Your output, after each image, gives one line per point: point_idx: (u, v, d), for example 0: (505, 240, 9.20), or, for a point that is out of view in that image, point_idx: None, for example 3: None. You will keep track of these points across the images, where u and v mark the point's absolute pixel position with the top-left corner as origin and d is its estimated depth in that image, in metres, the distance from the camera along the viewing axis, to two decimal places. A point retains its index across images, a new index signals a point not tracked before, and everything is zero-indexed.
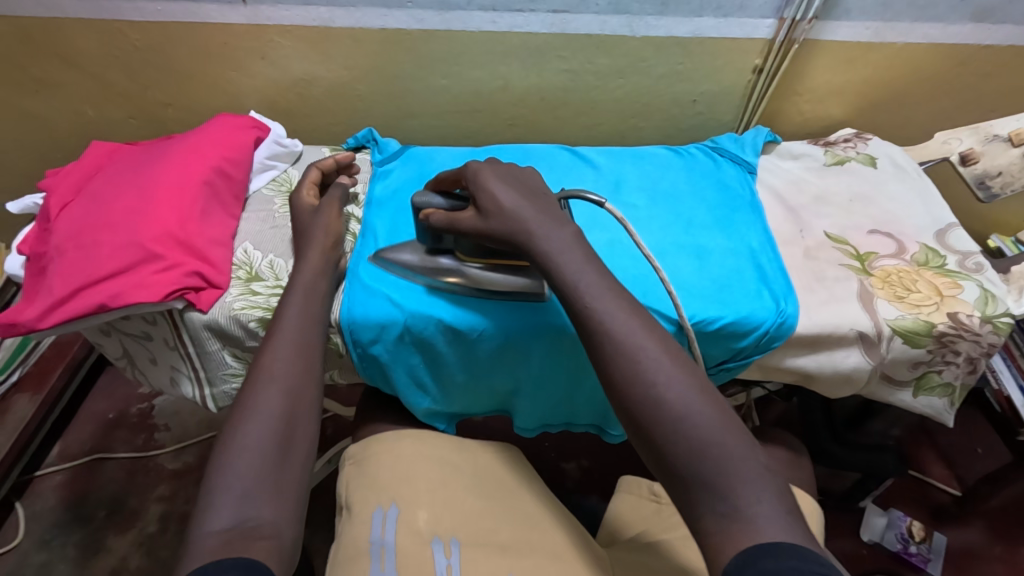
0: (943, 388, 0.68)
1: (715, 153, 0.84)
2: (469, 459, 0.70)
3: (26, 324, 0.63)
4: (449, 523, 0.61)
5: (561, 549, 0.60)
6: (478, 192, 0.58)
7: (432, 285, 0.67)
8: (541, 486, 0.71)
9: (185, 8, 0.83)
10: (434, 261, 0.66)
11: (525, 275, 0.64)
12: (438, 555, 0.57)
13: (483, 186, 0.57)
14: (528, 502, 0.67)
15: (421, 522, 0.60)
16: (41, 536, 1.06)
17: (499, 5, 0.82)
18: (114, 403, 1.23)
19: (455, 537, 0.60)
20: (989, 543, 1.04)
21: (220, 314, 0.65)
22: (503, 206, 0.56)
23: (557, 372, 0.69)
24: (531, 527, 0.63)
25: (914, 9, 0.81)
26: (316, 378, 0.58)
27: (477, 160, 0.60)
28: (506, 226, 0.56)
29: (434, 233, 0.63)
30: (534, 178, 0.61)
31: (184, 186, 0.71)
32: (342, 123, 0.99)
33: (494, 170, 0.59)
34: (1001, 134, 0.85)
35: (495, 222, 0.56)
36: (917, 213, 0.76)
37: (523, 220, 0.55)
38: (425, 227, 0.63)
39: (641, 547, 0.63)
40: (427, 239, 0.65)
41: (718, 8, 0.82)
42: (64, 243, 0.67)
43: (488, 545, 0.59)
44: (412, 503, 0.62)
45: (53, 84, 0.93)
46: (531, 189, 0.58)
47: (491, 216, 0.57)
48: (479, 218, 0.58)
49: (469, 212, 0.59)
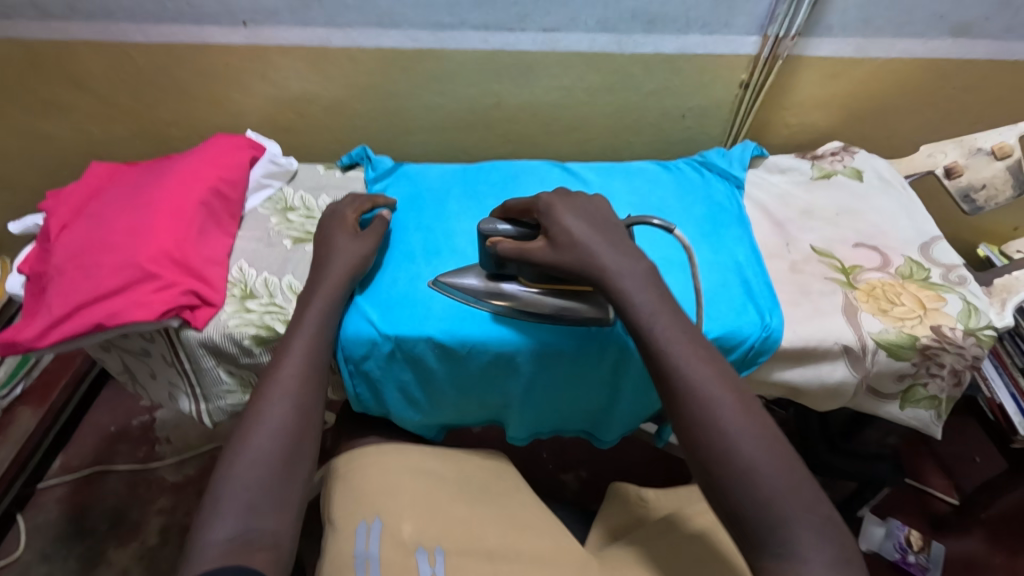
0: (930, 400, 0.68)
1: (704, 168, 0.86)
2: (452, 467, 0.72)
3: (26, 343, 0.64)
4: (433, 532, 0.62)
5: (550, 551, 0.63)
6: (550, 225, 0.61)
7: (501, 312, 0.66)
8: (530, 494, 0.72)
9: (186, 30, 0.85)
10: (496, 286, 0.67)
11: (591, 300, 0.64)
12: (424, 564, 0.59)
13: (555, 217, 0.61)
14: (514, 505, 0.69)
15: (406, 534, 0.61)
16: (43, 549, 1.07)
17: (490, 24, 0.83)
18: (116, 417, 1.24)
19: (440, 546, 0.61)
20: (990, 553, 1.04)
21: (215, 331, 0.66)
22: (575, 238, 0.59)
23: (547, 386, 0.70)
24: (519, 533, 0.64)
25: (894, 26, 0.82)
26: (320, 388, 0.59)
27: (548, 192, 0.64)
28: (578, 258, 0.59)
29: (501, 260, 0.64)
30: (605, 208, 0.64)
31: (181, 206, 0.72)
32: (338, 140, 1.01)
33: (566, 204, 0.62)
34: (985, 147, 0.82)
35: (567, 254, 0.59)
36: (901, 226, 0.77)
37: (593, 253, 0.58)
38: (491, 251, 0.63)
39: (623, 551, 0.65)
40: (488, 265, 0.66)
41: (704, 25, 0.83)
42: (64, 263, 0.68)
43: (473, 552, 0.61)
44: (396, 515, 0.62)
45: (57, 105, 0.95)
46: (601, 221, 0.62)
47: (563, 247, 0.59)
48: (552, 248, 0.60)
49: (540, 241, 0.61)
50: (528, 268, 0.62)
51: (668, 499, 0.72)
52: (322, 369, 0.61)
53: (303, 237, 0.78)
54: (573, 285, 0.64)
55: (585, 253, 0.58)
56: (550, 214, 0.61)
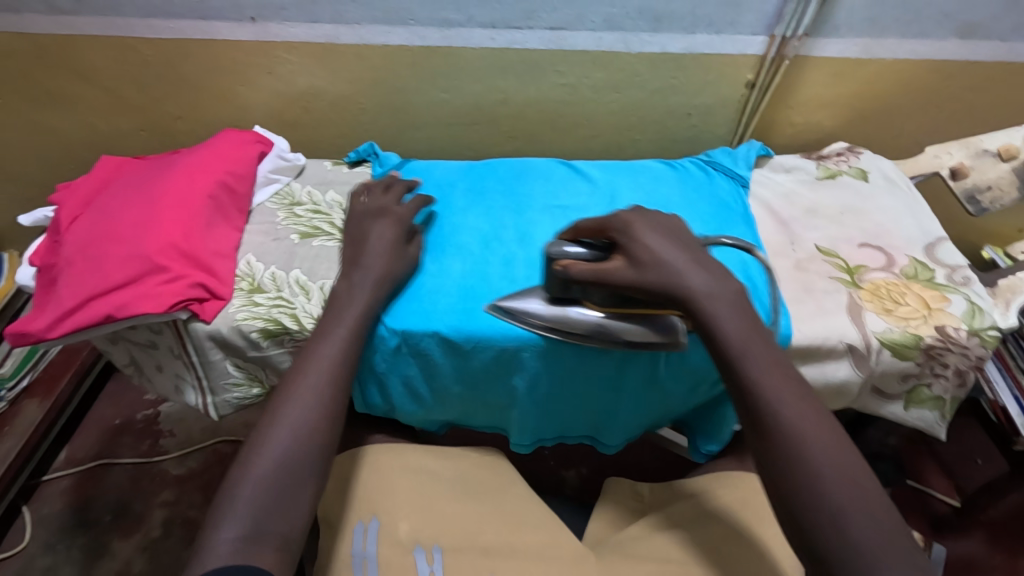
0: (935, 401, 0.69)
1: (709, 166, 0.86)
2: (449, 465, 0.72)
3: (36, 333, 0.65)
4: (430, 529, 0.64)
5: (546, 547, 0.64)
6: (630, 243, 0.59)
7: (571, 337, 0.64)
8: (527, 487, 0.71)
9: (194, 25, 0.86)
10: (561, 310, 0.64)
11: (665, 325, 0.63)
12: (422, 562, 0.62)
13: (637, 236, 0.59)
14: (510, 499, 0.69)
15: (402, 533, 0.64)
16: (47, 540, 1.08)
17: (497, 22, 0.84)
18: (121, 410, 1.25)
19: (438, 544, 0.63)
20: (990, 554, 1.05)
21: (222, 324, 0.67)
22: (658, 256, 0.58)
23: (553, 386, 0.70)
24: (515, 527, 0.66)
25: (901, 26, 0.83)
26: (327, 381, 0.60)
27: (626, 209, 0.62)
28: (663, 278, 0.57)
29: (569, 283, 0.61)
30: (680, 226, 0.63)
31: (189, 199, 0.72)
32: (344, 135, 1.01)
33: (644, 222, 0.61)
34: (991, 148, 0.83)
35: (651, 273, 0.57)
36: (906, 226, 0.77)
37: (678, 272, 0.57)
38: (562, 275, 0.61)
39: (617, 547, 0.66)
40: (553, 288, 0.63)
41: (711, 24, 0.83)
42: (74, 255, 0.69)
43: (469, 549, 0.63)
44: (393, 514, 0.65)
45: (65, 98, 0.95)
46: (681, 240, 0.61)
47: (645, 265, 0.58)
48: (632, 267, 0.58)
49: (616, 260, 0.59)
50: (600, 290, 0.60)
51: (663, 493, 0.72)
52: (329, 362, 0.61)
53: (310, 232, 0.78)
54: (648, 308, 0.62)
55: (670, 273, 0.57)
56: (630, 232, 0.59)
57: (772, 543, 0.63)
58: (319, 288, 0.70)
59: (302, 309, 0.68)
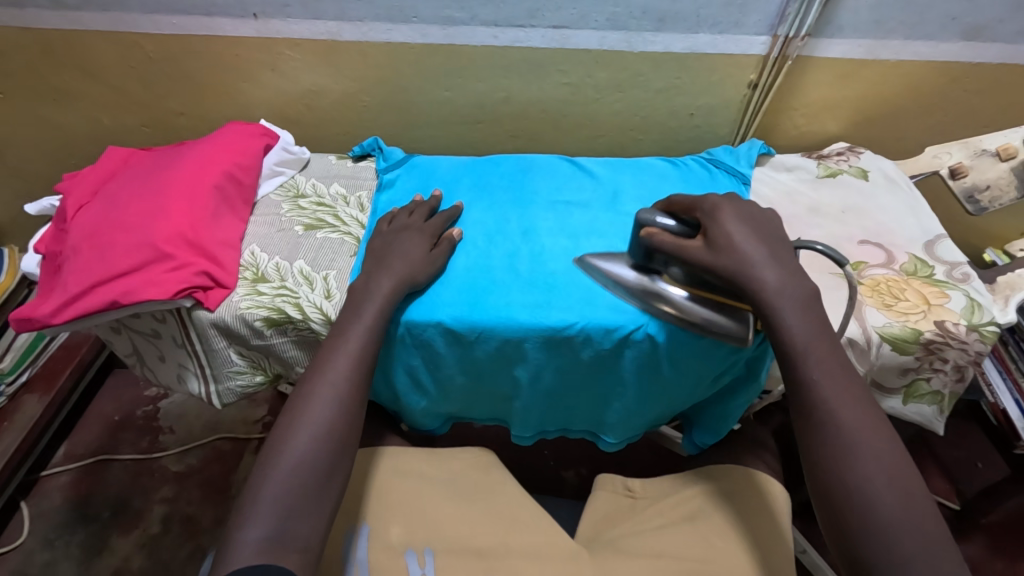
0: (933, 395, 0.70)
1: (711, 164, 0.86)
2: (443, 467, 0.72)
3: (41, 319, 0.65)
4: (422, 532, 0.65)
5: (536, 548, 0.64)
6: (711, 226, 0.60)
7: (643, 307, 0.65)
8: (519, 487, 0.71)
9: (200, 21, 0.86)
10: (644, 278, 0.66)
11: (743, 319, 0.62)
12: (413, 565, 0.62)
13: (721, 221, 0.60)
14: (503, 499, 0.69)
15: (394, 536, 0.64)
16: (46, 535, 1.08)
17: (501, 20, 0.85)
18: (121, 406, 1.25)
19: (428, 546, 0.64)
20: (991, 558, 1.05)
21: (226, 313, 0.67)
22: (735, 243, 0.58)
23: (557, 376, 0.71)
24: (508, 529, 0.66)
25: (904, 28, 0.83)
26: (333, 372, 0.60)
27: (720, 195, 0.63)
28: (735, 264, 0.58)
29: (651, 251, 0.63)
30: (773, 221, 0.62)
31: (196, 189, 0.73)
32: (348, 132, 1.02)
33: (733, 207, 0.61)
34: (990, 148, 0.84)
35: (724, 258, 0.58)
36: (907, 225, 0.77)
37: (751, 260, 0.58)
38: (643, 241, 0.63)
39: (606, 545, 0.66)
40: (637, 256, 0.65)
41: (713, 25, 0.84)
42: (80, 242, 0.69)
43: (460, 552, 0.63)
44: (384, 519, 0.66)
45: (70, 93, 0.96)
46: (767, 232, 0.61)
47: (721, 249, 0.58)
48: (708, 250, 0.59)
49: (698, 241, 0.60)
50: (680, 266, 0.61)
51: (654, 490, 0.73)
52: (334, 350, 0.62)
53: (314, 224, 0.78)
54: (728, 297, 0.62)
55: (744, 260, 0.57)
56: (716, 215, 0.60)
57: (766, 534, 0.64)
58: (323, 278, 0.71)
59: (306, 298, 0.68)
